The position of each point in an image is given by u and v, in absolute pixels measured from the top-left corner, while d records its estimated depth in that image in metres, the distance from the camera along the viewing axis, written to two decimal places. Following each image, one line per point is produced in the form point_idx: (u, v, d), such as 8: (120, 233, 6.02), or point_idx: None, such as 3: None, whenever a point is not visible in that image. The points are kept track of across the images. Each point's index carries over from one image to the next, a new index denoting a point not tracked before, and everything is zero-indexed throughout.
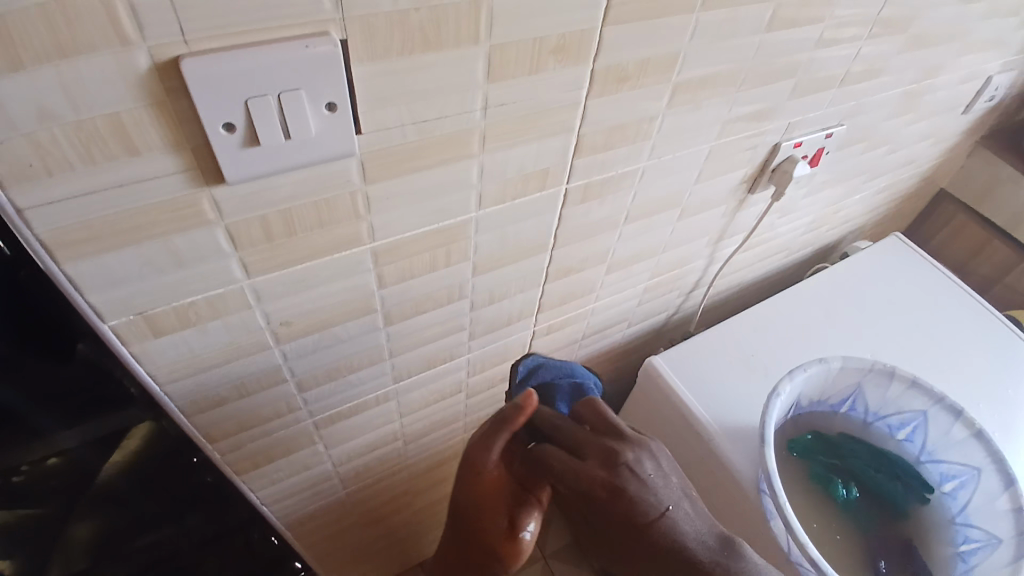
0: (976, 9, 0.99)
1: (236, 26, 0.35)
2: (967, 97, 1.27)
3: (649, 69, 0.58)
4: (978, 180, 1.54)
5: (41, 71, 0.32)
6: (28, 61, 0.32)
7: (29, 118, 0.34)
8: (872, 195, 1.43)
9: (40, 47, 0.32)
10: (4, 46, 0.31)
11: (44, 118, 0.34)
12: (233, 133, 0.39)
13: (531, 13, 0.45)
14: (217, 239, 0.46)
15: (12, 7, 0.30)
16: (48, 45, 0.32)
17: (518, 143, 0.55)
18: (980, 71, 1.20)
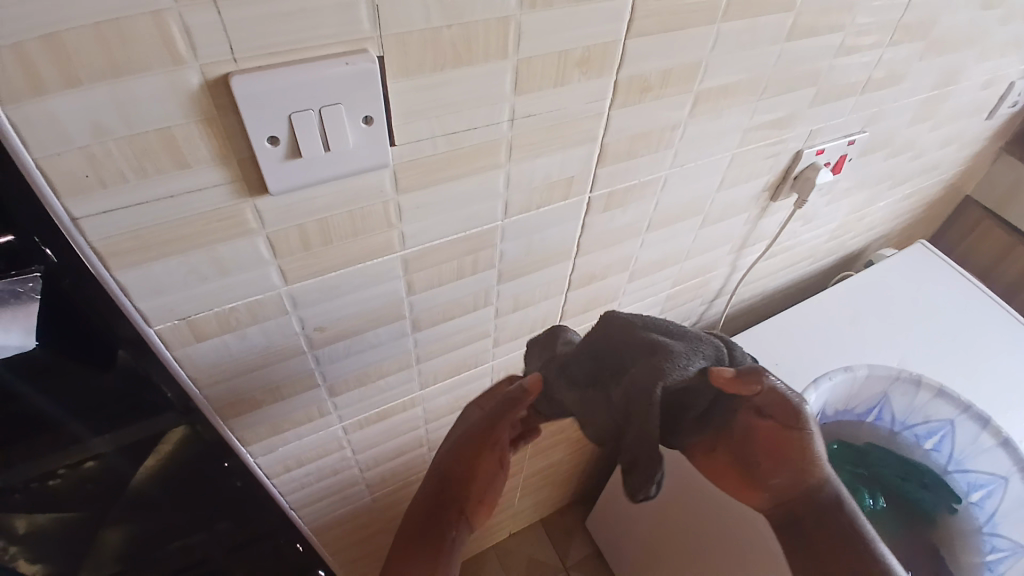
0: (1001, 13, 0.98)
1: (280, 45, 0.37)
2: (994, 101, 1.26)
3: (670, 79, 0.59)
4: (1007, 185, 1.51)
5: (99, 89, 0.35)
6: (86, 78, 0.34)
7: (87, 132, 0.36)
8: (897, 202, 1.42)
9: (98, 65, 0.34)
10: (65, 66, 0.33)
11: (102, 132, 0.36)
12: (276, 146, 0.41)
13: (557, 27, 0.47)
14: (257, 248, 0.48)
15: (75, 28, 0.32)
16: (105, 63, 0.34)
17: (543, 153, 0.56)
18: (1006, 75, 1.19)
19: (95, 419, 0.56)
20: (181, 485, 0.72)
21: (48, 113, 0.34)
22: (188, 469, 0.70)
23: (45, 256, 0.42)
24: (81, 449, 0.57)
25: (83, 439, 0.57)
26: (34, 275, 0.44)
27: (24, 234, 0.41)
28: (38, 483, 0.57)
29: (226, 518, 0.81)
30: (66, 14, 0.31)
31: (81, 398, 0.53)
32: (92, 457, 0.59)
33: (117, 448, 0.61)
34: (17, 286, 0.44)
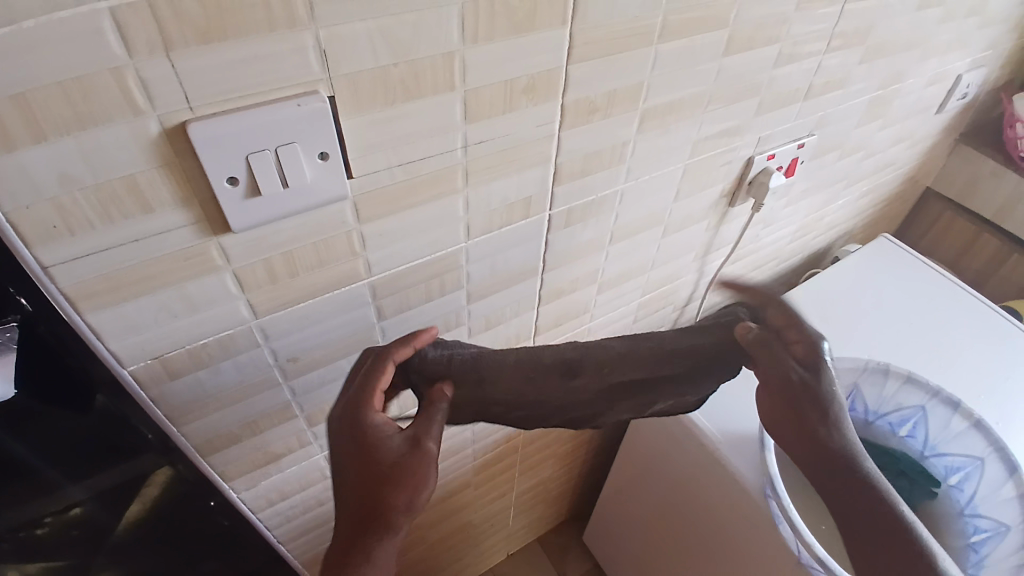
0: (932, 16, 1.04)
1: (235, 92, 0.39)
2: (938, 98, 1.32)
3: (617, 99, 0.63)
4: (958, 177, 1.58)
5: (61, 142, 0.36)
6: (49, 133, 0.36)
7: (53, 182, 0.38)
8: (855, 200, 1.48)
9: (60, 120, 0.36)
10: (27, 122, 0.35)
11: (67, 181, 0.38)
12: (236, 186, 0.43)
13: (501, 58, 0.49)
14: (225, 283, 0.50)
15: (36, 85, 0.34)
16: (66, 118, 0.36)
17: (499, 175, 0.59)
18: (945, 73, 1.25)
19: (74, 465, 0.57)
20: (166, 526, 0.72)
21: (14, 167, 0.36)
22: (173, 509, 0.70)
23: (19, 305, 0.43)
24: (64, 496, 0.58)
25: (65, 487, 0.57)
26: (10, 325, 0.44)
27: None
28: (24, 534, 0.57)
29: (216, 557, 0.81)
30: (26, 77, 0.33)
31: (61, 445, 0.54)
32: (75, 504, 0.60)
33: (99, 492, 0.61)
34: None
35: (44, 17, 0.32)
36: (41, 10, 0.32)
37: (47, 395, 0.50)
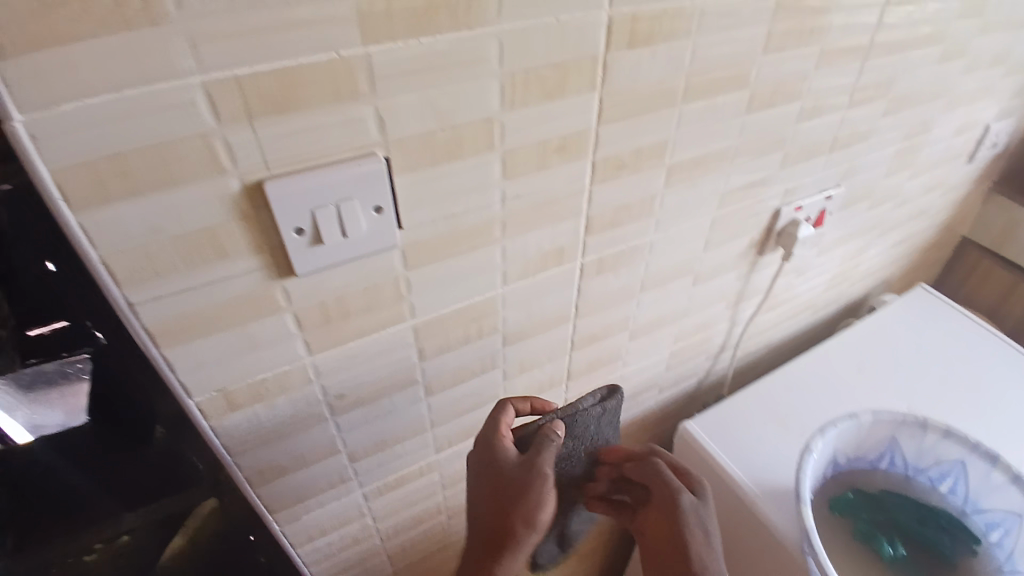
0: (954, 70, 1.07)
1: (305, 153, 0.45)
2: (968, 148, 1.33)
3: (643, 155, 0.67)
4: (996, 226, 1.56)
5: (154, 196, 0.42)
6: (144, 188, 0.41)
7: (144, 231, 0.43)
8: (890, 249, 1.47)
9: (154, 177, 0.41)
10: (127, 179, 0.40)
11: (155, 229, 0.44)
12: (302, 236, 0.48)
13: (535, 122, 0.55)
14: (285, 322, 0.54)
15: (136, 148, 0.39)
16: (159, 176, 0.41)
17: (533, 224, 0.63)
18: (974, 123, 1.27)
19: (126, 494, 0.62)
20: (211, 560, 0.75)
21: (112, 217, 0.41)
22: (218, 541, 0.73)
23: (94, 338, 0.51)
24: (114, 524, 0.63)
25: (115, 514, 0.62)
26: (83, 356, 0.52)
27: (77, 321, 0.50)
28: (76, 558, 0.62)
29: None
30: (129, 140, 0.39)
31: (116, 472, 0.60)
32: (125, 532, 0.64)
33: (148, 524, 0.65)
34: (67, 367, 0.52)
35: (144, 89, 0.38)
36: (144, 83, 0.37)
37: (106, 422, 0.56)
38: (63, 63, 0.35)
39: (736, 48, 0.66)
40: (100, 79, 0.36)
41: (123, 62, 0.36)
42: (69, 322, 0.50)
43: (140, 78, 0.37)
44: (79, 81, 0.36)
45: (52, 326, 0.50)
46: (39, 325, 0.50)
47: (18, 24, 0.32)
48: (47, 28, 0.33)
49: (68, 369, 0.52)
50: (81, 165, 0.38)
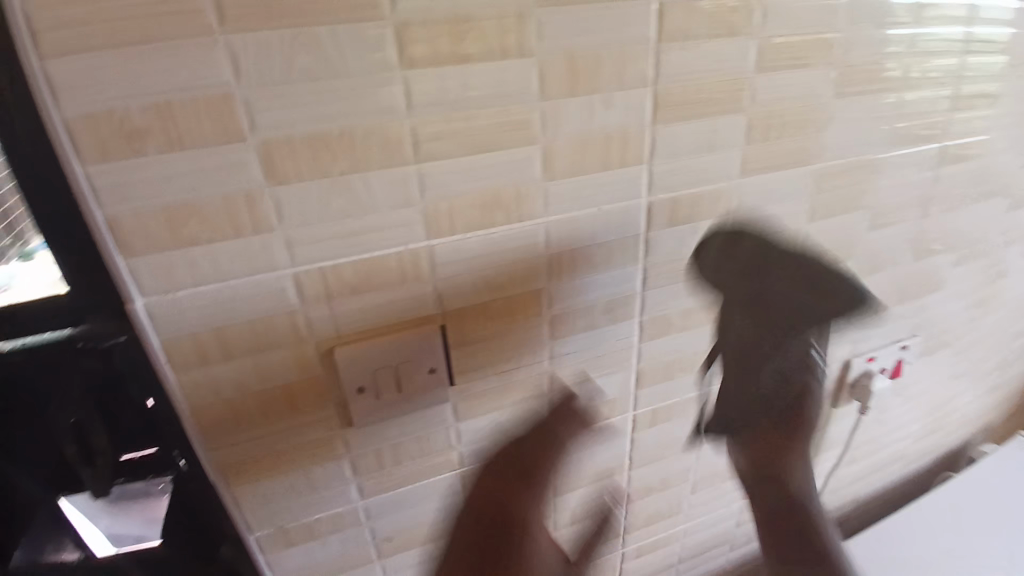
0: None
1: (371, 324, 0.51)
2: None
3: (693, 316, 0.69)
4: None
5: (242, 362, 0.49)
6: (235, 355, 0.48)
7: (232, 387, 0.50)
8: (988, 396, 1.35)
9: (245, 346, 0.48)
10: (222, 348, 0.48)
11: (241, 387, 0.50)
12: (362, 394, 0.53)
13: (582, 290, 0.59)
14: (342, 468, 0.59)
15: (233, 324, 0.47)
16: (250, 344, 0.48)
17: (583, 381, 0.66)
18: None
19: None
20: None
21: (207, 377, 0.49)
22: None
23: (179, 466, 0.53)
24: None
25: None
26: (167, 477, 0.54)
27: (166, 449, 0.52)
28: None
29: None
30: (229, 317, 0.47)
31: None
32: None
33: None
34: (151, 486, 0.54)
35: (246, 279, 0.45)
36: (248, 274, 0.45)
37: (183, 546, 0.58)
38: (183, 259, 0.43)
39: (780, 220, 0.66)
40: (213, 270, 0.44)
41: (234, 258, 0.44)
42: (159, 448, 0.52)
43: (245, 270, 0.45)
44: (196, 274, 0.44)
45: (143, 452, 0.52)
46: (132, 450, 0.52)
47: (149, 232, 0.42)
48: (172, 235, 0.42)
49: (154, 486, 0.55)
50: (189, 338, 0.47)
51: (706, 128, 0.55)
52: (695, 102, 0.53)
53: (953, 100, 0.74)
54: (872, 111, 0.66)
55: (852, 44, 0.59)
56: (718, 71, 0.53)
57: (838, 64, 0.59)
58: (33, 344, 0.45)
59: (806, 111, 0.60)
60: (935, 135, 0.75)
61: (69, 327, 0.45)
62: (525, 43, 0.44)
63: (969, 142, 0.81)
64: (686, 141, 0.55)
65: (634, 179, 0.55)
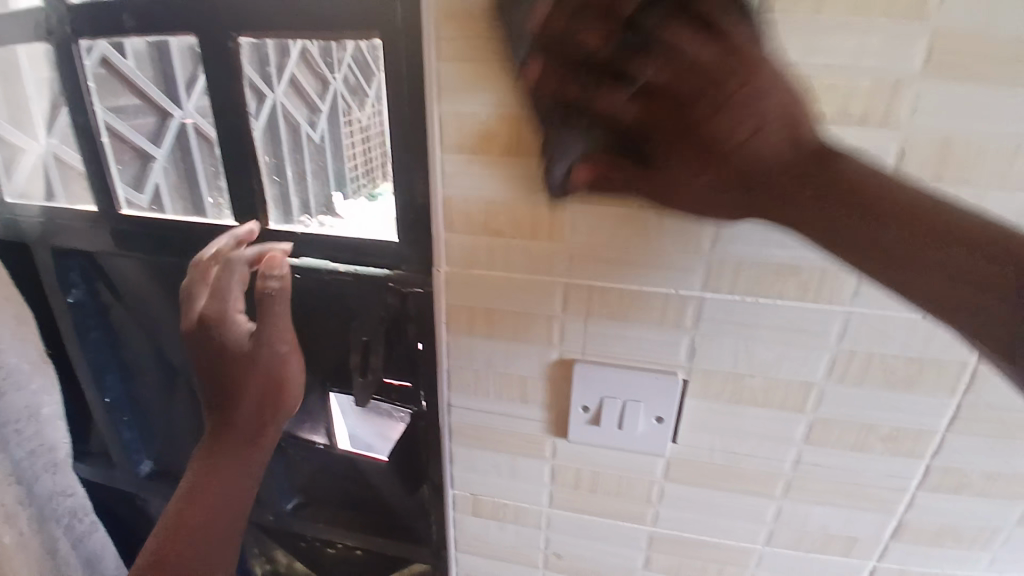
0: None
1: (616, 353, 0.51)
2: None
3: (1014, 490, 0.51)
4: None
5: (499, 344, 0.54)
6: (495, 334, 0.54)
7: (482, 361, 0.56)
8: None
9: (505, 330, 0.53)
10: (487, 326, 0.54)
11: (488, 362, 0.56)
12: (585, 412, 0.54)
13: (865, 403, 0.49)
14: (544, 470, 0.61)
15: (502, 310, 0.52)
16: (509, 331, 0.53)
17: (824, 499, 0.55)
18: None
19: (387, 517, 0.76)
20: None
21: (467, 345, 0.55)
22: None
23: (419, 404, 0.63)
24: (359, 539, 0.77)
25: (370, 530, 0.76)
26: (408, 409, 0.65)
27: (417, 386, 0.62)
28: (325, 547, 0.81)
29: None
30: (502, 304, 0.52)
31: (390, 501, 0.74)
32: (359, 549, 0.79)
33: (369, 550, 0.78)
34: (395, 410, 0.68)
35: (529, 277, 0.50)
36: (530, 273, 0.50)
37: (402, 465, 0.69)
38: (485, 246, 0.50)
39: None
40: (500, 260, 0.50)
41: (520, 253, 0.49)
42: (412, 384, 0.63)
43: (527, 267, 0.50)
44: (487, 257, 0.50)
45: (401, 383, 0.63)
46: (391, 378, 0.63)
47: (470, 220, 0.49)
48: (484, 226, 0.49)
49: (396, 411, 0.68)
50: (466, 309, 0.53)
51: None
52: None
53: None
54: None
55: None
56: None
57: None
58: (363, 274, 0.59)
59: None
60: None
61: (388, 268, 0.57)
62: (890, 116, 0.39)
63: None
64: None
65: None
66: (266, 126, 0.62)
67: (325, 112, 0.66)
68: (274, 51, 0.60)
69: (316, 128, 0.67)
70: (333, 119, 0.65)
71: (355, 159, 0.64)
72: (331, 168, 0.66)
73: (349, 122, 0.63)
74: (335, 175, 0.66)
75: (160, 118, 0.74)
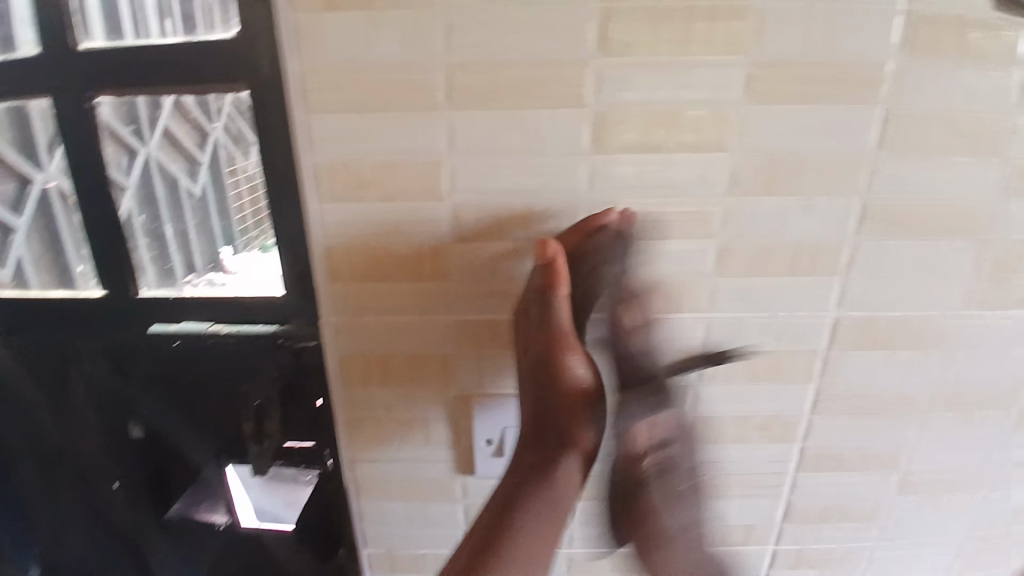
0: None
1: (511, 383, 0.53)
2: None
3: (869, 458, 0.59)
4: None
5: (395, 389, 0.54)
6: (391, 380, 0.53)
7: (381, 408, 0.55)
8: None
9: (400, 375, 0.53)
10: (382, 372, 0.53)
11: (388, 409, 0.55)
12: (490, 445, 0.55)
13: (739, 399, 0.54)
14: (457, 511, 0.60)
15: (394, 356, 0.52)
16: (404, 375, 0.53)
17: (718, 495, 0.59)
18: None
19: None
20: None
21: (364, 394, 0.54)
22: None
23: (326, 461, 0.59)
24: None
25: None
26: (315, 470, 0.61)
27: (322, 444, 0.59)
28: None
29: None
30: (394, 348, 0.52)
31: None
32: None
33: None
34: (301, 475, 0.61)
35: (418, 318, 0.50)
36: (418, 314, 0.50)
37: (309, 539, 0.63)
38: (370, 292, 0.50)
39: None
40: (387, 305, 0.50)
41: (406, 296, 0.49)
42: (315, 443, 0.59)
43: (414, 309, 0.50)
44: (374, 304, 0.50)
45: (302, 443, 0.59)
46: (293, 441, 0.59)
47: (354, 268, 0.49)
48: (369, 272, 0.49)
49: (302, 475, 0.62)
50: (357, 358, 0.53)
51: (924, 252, 0.49)
52: (911, 224, 0.48)
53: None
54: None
55: None
56: (946, 185, 0.47)
57: None
58: (244, 332, 0.55)
59: None
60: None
61: (275, 324, 0.54)
62: (721, 143, 0.43)
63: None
64: (895, 262, 0.49)
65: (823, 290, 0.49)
66: (139, 184, 0.56)
67: (205, 163, 0.56)
68: (138, 103, 0.53)
69: (197, 178, 0.57)
70: (216, 172, 0.55)
71: (249, 215, 0.54)
72: (216, 225, 0.57)
73: (233, 173, 0.54)
74: (224, 231, 0.57)
75: (18, 182, 0.59)
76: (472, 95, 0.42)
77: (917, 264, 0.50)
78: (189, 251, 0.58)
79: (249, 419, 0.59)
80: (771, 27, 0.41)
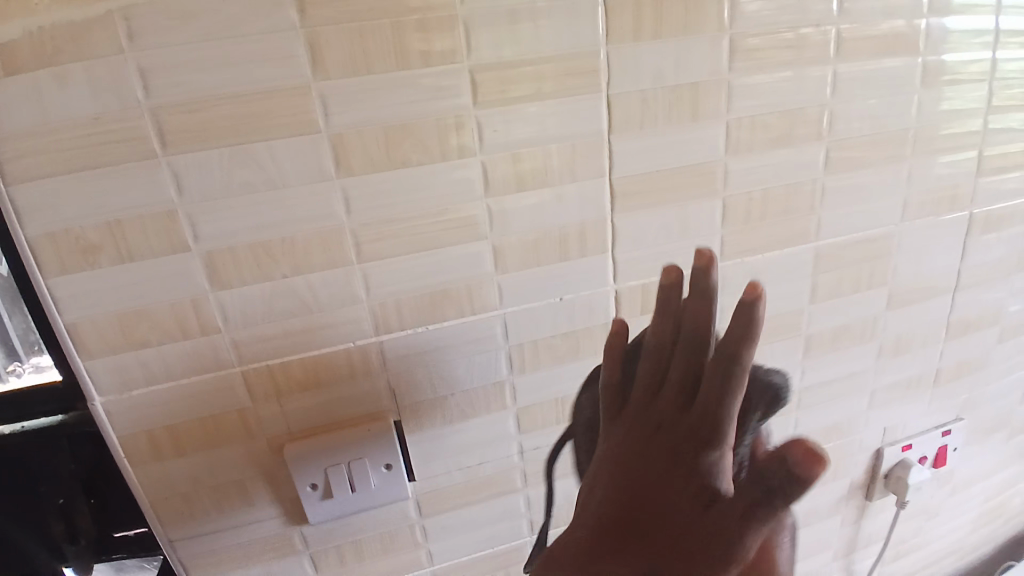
0: None
1: (322, 420, 0.51)
2: None
3: None
4: None
5: (197, 456, 0.49)
6: (190, 448, 0.49)
7: (186, 480, 0.50)
8: None
9: (198, 441, 0.49)
10: (176, 442, 0.49)
11: (195, 479, 0.50)
12: (316, 489, 0.52)
13: (553, 381, 0.57)
14: (302, 564, 0.57)
15: (185, 422, 0.48)
16: (203, 439, 0.49)
17: (559, 475, 0.62)
18: None
19: None
20: None
21: (162, 471, 0.49)
22: None
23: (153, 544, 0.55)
24: None
25: None
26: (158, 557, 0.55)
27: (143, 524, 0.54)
28: None
29: None
30: (182, 414, 0.48)
31: None
32: None
33: None
34: (144, 563, 0.56)
35: (201, 378, 0.47)
36: (200, 372, 0.47)
37: None
38: (137, 362, 0.45)
39: (790, 300, 0.65)
40: (162, 371, 0.46)
41: (181, 357, 0.46)
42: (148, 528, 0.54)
43: (194, 369, 0.46)
44: (146, 373, 0.46)
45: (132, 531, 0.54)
46: (123, 530, 0.54)
47: (107, 341, 0.44)
48: (127, 342, 0.45)
49: (145, 562, 0.56)
50: (142, 434, 0.48)
51: (676, 215, 0.55)
52: (658, 192, 0.53)
53: (975, 166, 0.70)
54: (868, 179, 0.63)
55: (839, 118, 0.59)
56: (677, 153, 0.53)
57: (823, 141, 0.59)
58: (31, 426, 0.50)
59: (790, 190, 0.59)
60: (957, 205, 0.71)
61: (63, 414, 0.49)
62: (464, 147, 0.46)
63: (1003, 206, 0.75)
64: (654, 229, 0.54)
65: (597, 265, 0.54)
66: None
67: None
68: None
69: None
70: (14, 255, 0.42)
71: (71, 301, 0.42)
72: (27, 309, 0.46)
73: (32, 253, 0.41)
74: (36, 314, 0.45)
75: None
76: (195, 137, 0.40)
77: (673, 227, 0.55)
78: (4, 340, 0.48)
79: (60, 520, 0.54)
80: (480, 32, 0.43)
